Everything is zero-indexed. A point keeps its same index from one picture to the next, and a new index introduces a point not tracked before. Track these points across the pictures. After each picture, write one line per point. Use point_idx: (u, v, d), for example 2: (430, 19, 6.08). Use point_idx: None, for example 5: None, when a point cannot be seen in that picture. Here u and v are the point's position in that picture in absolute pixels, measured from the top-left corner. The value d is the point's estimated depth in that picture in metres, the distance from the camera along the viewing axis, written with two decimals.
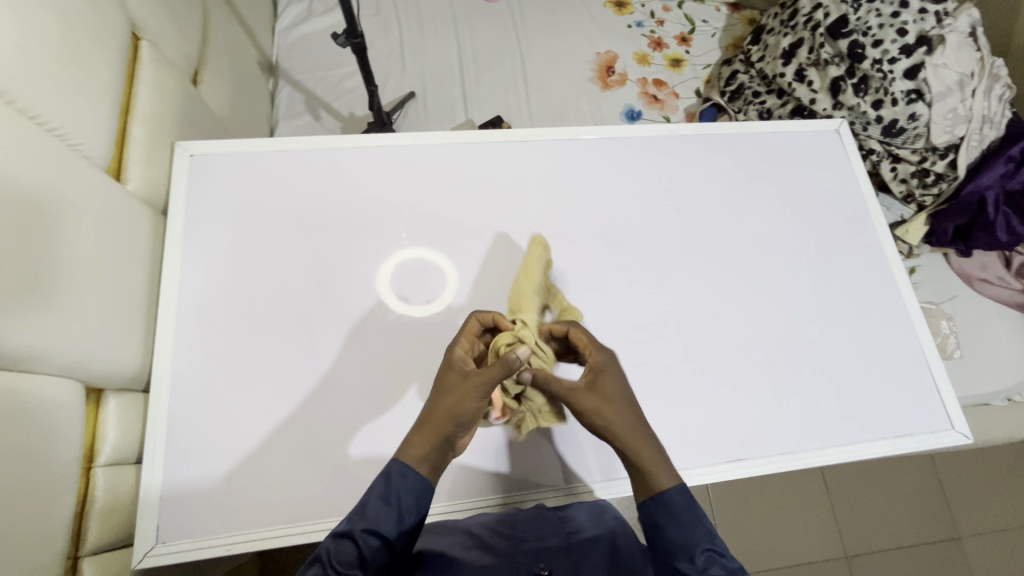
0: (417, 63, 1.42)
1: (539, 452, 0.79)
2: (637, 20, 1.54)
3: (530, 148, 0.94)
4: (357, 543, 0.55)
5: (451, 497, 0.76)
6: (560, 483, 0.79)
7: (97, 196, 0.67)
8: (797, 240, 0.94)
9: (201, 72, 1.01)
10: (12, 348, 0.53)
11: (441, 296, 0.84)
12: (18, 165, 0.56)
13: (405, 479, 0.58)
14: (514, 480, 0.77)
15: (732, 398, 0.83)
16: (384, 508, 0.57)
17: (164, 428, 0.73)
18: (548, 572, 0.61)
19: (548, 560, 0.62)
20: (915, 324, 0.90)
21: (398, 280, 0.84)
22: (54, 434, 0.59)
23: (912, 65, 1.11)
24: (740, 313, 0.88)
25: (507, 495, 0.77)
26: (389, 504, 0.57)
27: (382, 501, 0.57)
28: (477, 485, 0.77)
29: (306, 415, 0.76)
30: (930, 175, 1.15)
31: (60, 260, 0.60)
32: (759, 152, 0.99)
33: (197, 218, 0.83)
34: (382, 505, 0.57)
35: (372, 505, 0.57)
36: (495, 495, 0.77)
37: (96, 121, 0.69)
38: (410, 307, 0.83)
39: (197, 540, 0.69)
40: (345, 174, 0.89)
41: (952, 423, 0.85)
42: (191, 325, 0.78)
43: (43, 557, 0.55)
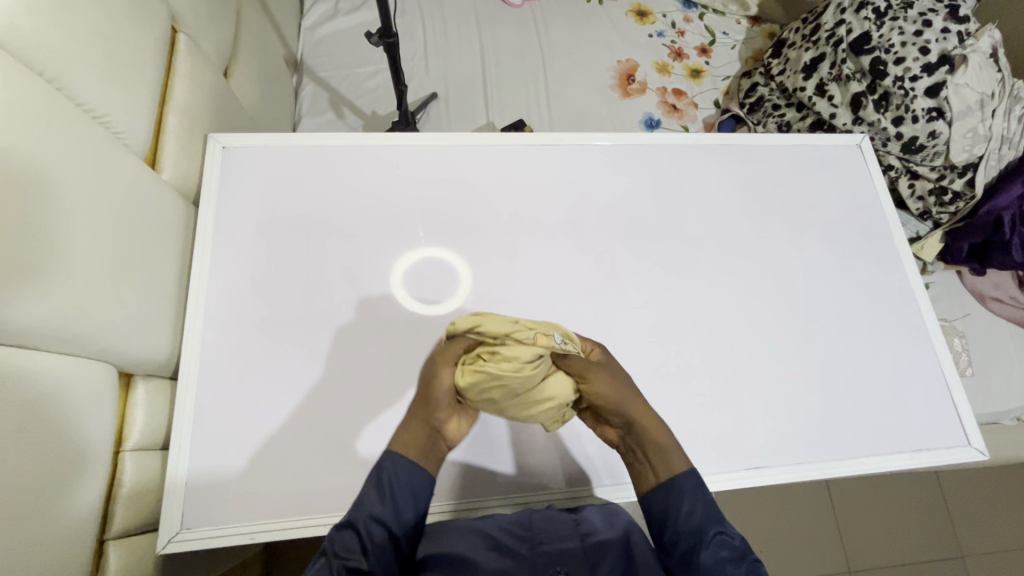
0: (440, 65, 1.44)
1: (547, 454, 0.80)
2: (658, 29, 1.55)
3: (556, 152, 0.95)
4: (356, 529, 0.60)
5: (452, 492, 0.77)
6: (561, 485, 0.79)
7: (136, 185, 0.68)
8: (816, 251, 0.94)
9: (231, 66, 1.03)
10: (50, 329, 0.54)
11: (450, 299, 0.84)
12: (63, 151, 0.57)
13: (390, 465, 0.64)
14: (519, 480, 0.79)
15: (751, 406, 0.83)
16: (376, 495, 0.62)
17: (191, 416, 0.74)
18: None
19: (564, 564, 0.65)
20: (934, 340, 0.91)
21: (415, 275, 0.85)
22: (90, 416, 0.60)
23: (934, 83, 1.12)
24: (759, 323, 0.88)
25: (508, 495, 0.78)
26: (380, 491, 0.62)
27: (374, 491, 0.62)
28: (478, 482, 0.78)
29: (330, 407, 0.77)
30: (948, 193, 1.17)
31: (98, 246, 0.61)
32: (781, 164, 1.00)
33: (228, 209, 0.85)
34: (375, 493, 0.62)
35: (367, 494, 0.62)
36: (500, 495, 0.78)
37: (138, 111, 0.70)
38: (418, 307, 0.83)
39: (221, 527, 0.70)
40: (374, 171, 0.90)
41: (968, 439, 0.85)
42: (219, 316, 0.79)
43: (76, 535, 0.56)
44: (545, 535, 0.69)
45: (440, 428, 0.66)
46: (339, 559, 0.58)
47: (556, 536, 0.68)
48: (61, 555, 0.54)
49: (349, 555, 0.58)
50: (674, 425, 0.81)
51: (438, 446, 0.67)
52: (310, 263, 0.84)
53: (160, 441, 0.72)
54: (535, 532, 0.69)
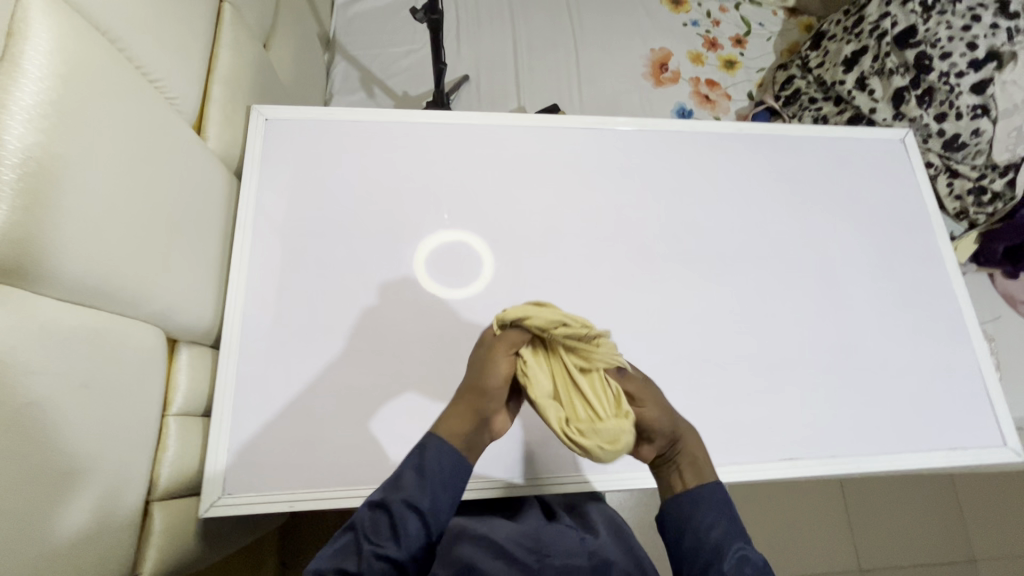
0: (472, 47, 1.43)
1: None
2: (693, 18, 1.53)
3: (596, 136, 0.95)
4: (390, 511, 0.57)
5: (466, 476, 0.77)
6: (580, 471, 0.80)
7: (184, 152, 0.68)
8: (855, 246, 0.93)
9: (270, 39, 1.02)
10: (108, 289, 0.55)
11: (472, 284, 0.84)
12: (123, 113, 0.57)
13: (432, 451, 0.61)
14: (543, 462, 0.79)
15: (785, 397, 0.83)
16: (417, 478, 0.59)
17: (231, 384, 0.74)
18: None
19: None
20: (973, 338, 0.90)
21: (439, 257, 0.85)
22: (141, 378, 0.60)
23: (980, 80, 1.10)
24: (797, 316, 0.88)
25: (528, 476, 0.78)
26: (420, 474, 0.60)
27: (415, 473, 0.60)
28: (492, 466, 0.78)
29: (367, 382, 0.77)
30: (987, 193, 1.15)
31: (152, 211, 0.62)
32: (822, 156, 0.98)
33: (269, 181, 0.85)
34: (416, 476, 0.59)
35: (406, 476, 0.60)
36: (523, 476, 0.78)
37: (189, 78, 0.70)
38: (440, 288, 0.83)
39: (257, 495, 0.71)
40: (413, 148, 0.90)
41: (1005, 439, 0.84)
42: (259, 287, 0.79)
43: (125, 494, 0.57)
44: (552, 548, 0.57)
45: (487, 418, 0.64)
46: (369, 542, 0.55)
47: (564, 550, 0.57)
48: (111, 512, 0.55)
49: (379, 538, 0.55)
50: (709, 414, 0.80)
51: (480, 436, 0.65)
52: (349, 238, 0.84)
53: (202, 408, 0.73)
54: (543, 544, 0.58)
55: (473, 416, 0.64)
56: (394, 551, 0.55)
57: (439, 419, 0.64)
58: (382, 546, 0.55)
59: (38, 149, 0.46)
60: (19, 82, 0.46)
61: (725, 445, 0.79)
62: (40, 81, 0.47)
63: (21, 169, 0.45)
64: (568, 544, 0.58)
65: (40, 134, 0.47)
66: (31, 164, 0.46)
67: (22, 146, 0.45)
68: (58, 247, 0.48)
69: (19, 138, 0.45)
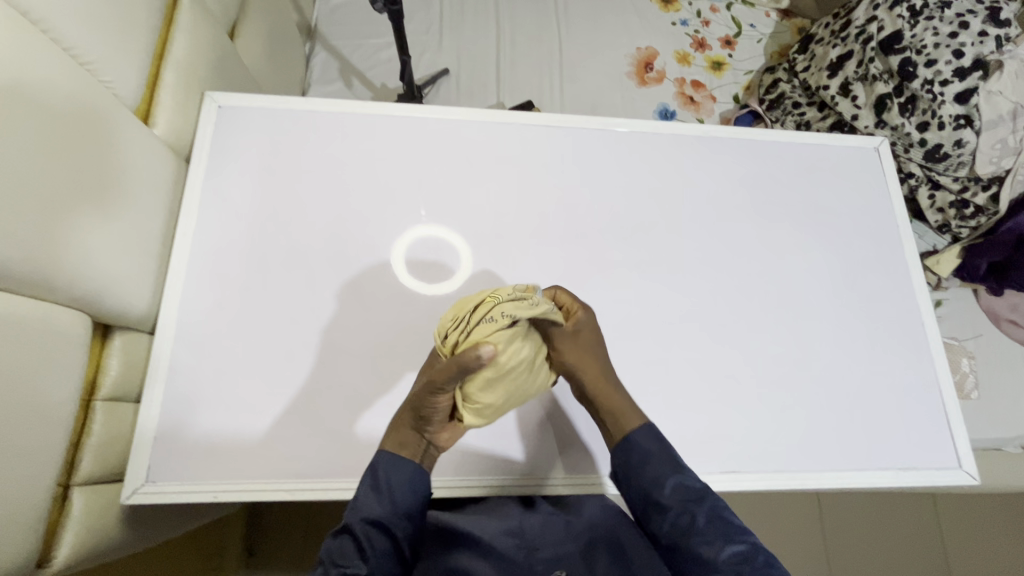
0: (454, 41, 1.41)
1: (549, 435, 0.78)
2: (682, 18, 1.50)
3: (558, 135, 0.93)
4: (354, 532, 0.60)
5: (452, 470, 0.75)
6: (556, 472, 0.77)
7: (122, 137, 0.68)
8: (818, 256, 0.91)
9: (238, 27, 1.01)
10: (26, 276, 0.55)
11: (435, 286, 0.82)
12: (47, 96, 0.57)
13: (386, 469, 0.64)
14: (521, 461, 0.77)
15: (734, 408, 0.81)
16: (375, 497, 0.63)
17: (164, 371, 0.74)
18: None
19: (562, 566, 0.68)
20: (935, 355, 0.87)
21: (415, 252, 0.84)
22: (61, 363, 0.60)
23: (965, 89, 1.06)
24: (752, 325, 0.86)
25: (512, 474, 0.76)
26: (377, 492, 0.63)
27: (372, 492, 0.63)
28: (436, 463, 0.75)
29: (305, 375, 0.76)
30: (970, 207, 1.12)
31: (81, 197, 0.61)
32: (792, 163, 0.96)
33: (220, 169, 0.84)
34: (374, 495, 0.63)
35: (362, 498, 0.63)
36: (505, 475, 0.76)
37: (131, 63, 0.70)
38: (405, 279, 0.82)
39: (184, 483, 0.70)
40: (370, 141, 0.89)
41: (960, 462, 0.81)
42: (202, 276, 0.79)
43: (37, 480, 0.57)
44: (539, 539, 0.72)
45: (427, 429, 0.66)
46: (337, 563, 0.58)
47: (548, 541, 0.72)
48: (20, 497, 0.55)
49: (348, 560, 0.58)
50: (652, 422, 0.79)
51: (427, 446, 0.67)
52: (297, 230, 0.83)
53: (134, 393, 0.73)
54: (530, 537, 0.72)
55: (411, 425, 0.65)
56: (362, 565, 0.58)
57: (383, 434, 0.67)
58: (349, 565, 0.58)
59: None
60: None
61: None
62: None
63: None
64: (555, 536, 0.73)
65: None
66: None
67: None
68: None
69: None
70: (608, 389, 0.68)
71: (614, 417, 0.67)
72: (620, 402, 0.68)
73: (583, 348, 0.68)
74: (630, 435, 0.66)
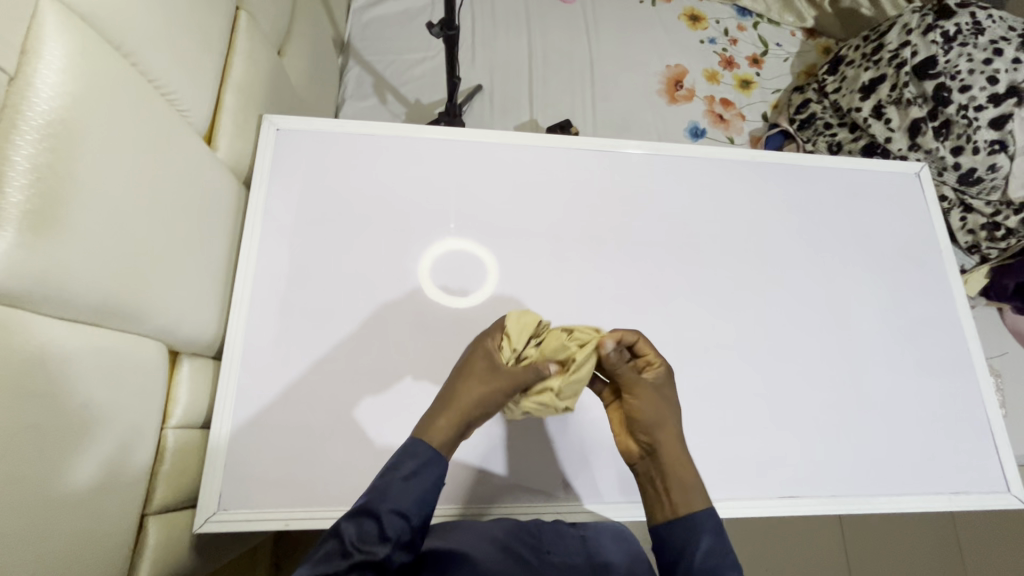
0: (488, 58, 1.42)
1: (572, 461, 0.79)
2: (709, 36, 1.52)
3: (608, 158, 0.94)
4: (379, 519, 0.54)
5: (474, 497, 0.75)
6: (583, 498, 0.78)
7: (194, 164, 0.68)
8: (864, 280, 0.93)
9: (285, 46, 1.02)
10: (118, 308, 0.55)
11: (465, 300, 0.83)
12: (136, 129, 0.57)
13: (417, 455, 0.58)
14: (548, 487, 0.77)
15: (788, 431, 0.82)
16: (405, 484, 0.56)
17: (231, 396, 0.74)
18: None
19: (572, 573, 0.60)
20: (980, 379, 0.89)
21: (445, 269, 0.84)
22: (143, 392, 0.60)
23: (999, 115, 1.08)
24: (804, 350, 0.87)
25: (538, 500, 0.77)
26: (407, 480, 0.56)
27: (401, 479, 0.56)
28: (490, 486, 0.76)
29: (369, 400, 0.76)
30: (1001, 229, 1.14)
31: (163, 227, 0.62)
32: (836, 188, 0.97)
33: (278, 192, 0.84)
34: (402, 483, 0.56)
35: (389, 481, 0.56)
36: (528, 499, 0.76)
37: (201, 89, 0.70)
38: (432, 291, 0.83)
39: (254, 510, 0.70)
40: (424, 163, 0.89)
41: (1008, 485, 0.83)
42: (263, 300, 0.79)
43: (123, 511, 0.57)
44: (553, 546, 0.65)
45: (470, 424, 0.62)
46: (359, 549, 0.52)
47: (562, 549, 0.65)
48: (110, 528, 0.55)
49: (369, 546, 0.52)
50: (711, 446, 0.80)
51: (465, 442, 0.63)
52: (356, 253, 0.83)
53: (201, 420, 0.73)
54: (544, 542, 0.66)
55: (462, 419, 0.61)
56: (382, 554, 0.52)
57: (424, 426, 0.60)
58: (370, 553, 0.52)
59: (46, 169, 0.46)
60: (29, 102, 0.45)
61: (726, 479, 0.78)
62: (51, 99, 0.47)
63: (29, 190, 0.45)
64: (567, 549, 0.65)
65: (49, 154, 0.46)
66: (40, 183, 0.45)
67: (29, 166, 0.45)
68: (64, 267, 0.48)
69: (26, 158, 0.45)
70: (680, 462, 0.61)
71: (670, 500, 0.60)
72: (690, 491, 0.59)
73: (667, 409, 0.63)
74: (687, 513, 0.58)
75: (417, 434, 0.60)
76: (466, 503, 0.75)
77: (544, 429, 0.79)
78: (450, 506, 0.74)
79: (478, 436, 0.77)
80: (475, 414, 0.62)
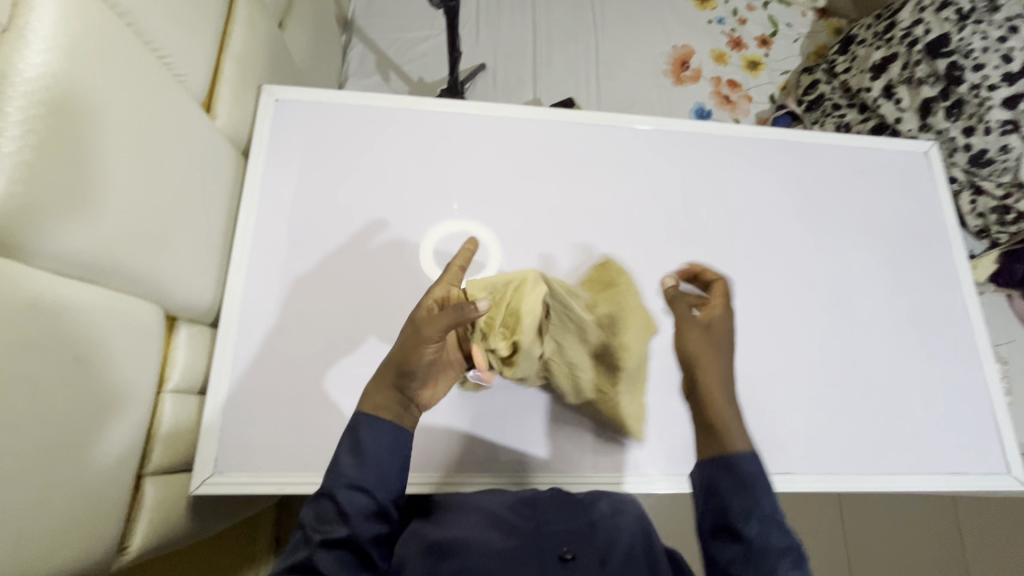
0: (491, 37, 1.41)
1: (565, 435, 0.78)
2: (718, 16, 1.49)
3: (608, 134, 0.93)
4: (335, 497, 0.53)
5: (466, 467, 0.75)
6: (576, 471, 0.77)
7: (191, 130, 0.68)
8: (867, 259, 0.91)
9: (286, 19, 1.01)
10: (113, 267, 0.55)
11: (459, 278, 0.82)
12: (131, 88, 0.57)
13: (362, 430, 0.57)
14: (540, 459, 0.77)
15: (785, 409, 0.81)
16: (354, 460, 0.55)
17: (227, 363, 0.74)
18: (571, 556, 0.58)
19: (571, 545, 0.59)
20: (983, 361, 0.88)
21: (445, 249, 0.84)
22: (139, 353, 0.61)
23: (1014, 94, 1.03)
24: (805, 327, 0.86)
25: (529, 472, 0.76)
26: (358, 456, 0.55)
27: (351, 454, 0.56)
28: (483, 456, 0.76)
29: (365, 370, 0.77)
30: (1012, 214, 1.10)
31: (160, 190, 0.62)
32: (841, 166, 0.96)
33: (276, 162, 0.84)
34: (353, 458, 0.55)
35: (345, 459, 0.56)
36: (520, 470, 0.76)
37: (198, 56, 0.70)
38: (428, 266, 0.82)
39: (250, 475, 0.71)
40: (423, 136, 0.89)
41: (1009, 468, 0.82)
42: (260, 270, 0.79)
43: (117, 469, 0.57)
44: (551, 516, 0.64)
45: (409, 388, 0.59)
46: (317, 531, 0.51)
47: (560, 518, 0.63)
48: (104, 484, 0.56)
49: (327, 526, 0.52)
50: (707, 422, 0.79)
51: (412, 405, 0.60)
52: (353, 224, 0.83)
53: (197, 386, 0.74)
54: (540, 514, 0.64)
55: (393, 384, 0.59)
56: (341, 533, 0.51)
57: (363, 395, 0.60)
58: (330, 532, 0.51)
59: (39, 122, 0.46)
60: (22, 55, 0.45)
61: None
62: (44, 53, 0.47)
63: (23, 142, 0.45)
64: (567, 519, 0.63)
65: (43, 107, 0.46)
66: (33, 136, 0.45)
67: (23, 118, 0.45)
68: (57, 223, 0.48)
69: (20, 110, 0.45)
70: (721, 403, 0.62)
71: (717, 425, 0.60)
72: (726, 409, 0.61)
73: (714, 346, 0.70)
74: (735, 457, 0.56)
75: (357, 410, 0.58)
76: (461, 471, 0.75)
77: (539, 403, 0.79)
78: (442, 474, 0.74)
79: (471, 403, 0.78)
80: (405, 375, 0.59)
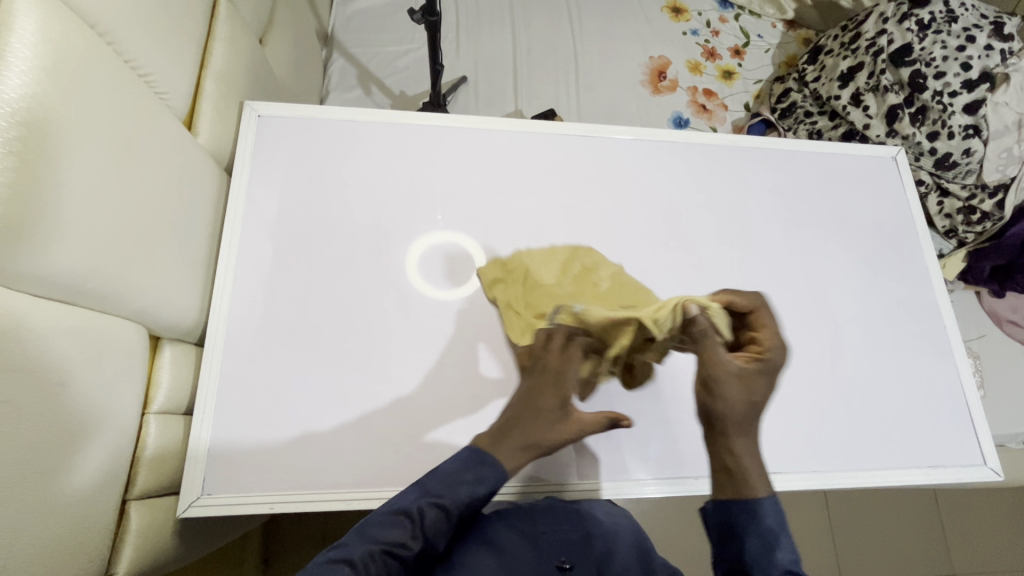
0: (471, 50, 1.43)
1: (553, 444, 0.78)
2: (692, 28, 1.53)
3: (590, 144, 0.95)
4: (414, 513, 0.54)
5: None
6: (570, 479, 0.77)
7: (174, 147, 0.68)
8: (841, 260, 0.94)
9: (266, 36, 1.01)
10: (93, 289, 0.54)
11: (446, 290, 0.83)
12: (111, 105, 0.57)
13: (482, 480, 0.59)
14: (532, 469, 0.77)
15: (772, 407, 0.83)
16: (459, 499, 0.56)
17: (214, 381, 0.73)
18: (569, 567, 0.57)
19: (568, 556, 0.58)
20: (956, 357, 0.91)
21: (430, 261, 0.84)
22: (125, 374, 0.60)
23: (973, 100, 1.11)
24: (784, 328, 0.88)
25: (521, 484, 0.76)
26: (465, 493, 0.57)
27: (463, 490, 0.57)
28: None
29: (353, 384, 0.76)
30: (976, 213, 1.16)
31: (143, 211, 0.61)
32: (815, 171, 0.99)
33: (259, 178, 0.84)
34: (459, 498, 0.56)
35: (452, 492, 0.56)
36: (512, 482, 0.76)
37: (179, 76, 0.70)
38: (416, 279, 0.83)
39: (240, 494, 0.70)
40: (408, 148, 0.89)
41: (985, 459, 0.85)
42: (244, 287, 0.78)
43: (102, 494, 0.56)
44: (545, 525, 0.63)
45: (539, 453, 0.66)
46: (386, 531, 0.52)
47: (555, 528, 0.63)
48: (89, 510, 0.54)
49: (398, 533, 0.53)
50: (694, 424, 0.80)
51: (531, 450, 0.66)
52: (339, 240, 0.83)
53: (182, 406, 0.72)
54: (534, 521, 0.63)
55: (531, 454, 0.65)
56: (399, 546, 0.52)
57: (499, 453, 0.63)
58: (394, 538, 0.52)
59: (22, 142, 0.46)
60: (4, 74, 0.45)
61: None
62: (25, 73, 0.47)
63: (5, 162, 0.44)
64: (562, 527, 0.63)
65: (26, 129, 0.46)
66: (15, 157, 0.45)
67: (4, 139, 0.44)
68: (42, 245, 0.48)
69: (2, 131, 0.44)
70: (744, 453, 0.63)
71: (728, 421, 0.66)
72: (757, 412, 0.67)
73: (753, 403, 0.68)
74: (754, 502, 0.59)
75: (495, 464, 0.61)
76: None
77: None
78: None
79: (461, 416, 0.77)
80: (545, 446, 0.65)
